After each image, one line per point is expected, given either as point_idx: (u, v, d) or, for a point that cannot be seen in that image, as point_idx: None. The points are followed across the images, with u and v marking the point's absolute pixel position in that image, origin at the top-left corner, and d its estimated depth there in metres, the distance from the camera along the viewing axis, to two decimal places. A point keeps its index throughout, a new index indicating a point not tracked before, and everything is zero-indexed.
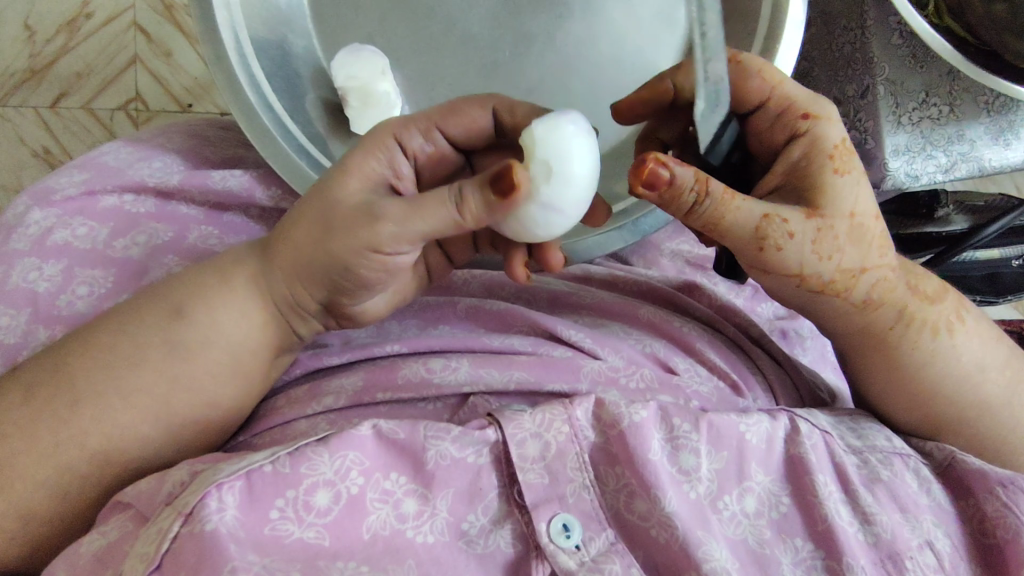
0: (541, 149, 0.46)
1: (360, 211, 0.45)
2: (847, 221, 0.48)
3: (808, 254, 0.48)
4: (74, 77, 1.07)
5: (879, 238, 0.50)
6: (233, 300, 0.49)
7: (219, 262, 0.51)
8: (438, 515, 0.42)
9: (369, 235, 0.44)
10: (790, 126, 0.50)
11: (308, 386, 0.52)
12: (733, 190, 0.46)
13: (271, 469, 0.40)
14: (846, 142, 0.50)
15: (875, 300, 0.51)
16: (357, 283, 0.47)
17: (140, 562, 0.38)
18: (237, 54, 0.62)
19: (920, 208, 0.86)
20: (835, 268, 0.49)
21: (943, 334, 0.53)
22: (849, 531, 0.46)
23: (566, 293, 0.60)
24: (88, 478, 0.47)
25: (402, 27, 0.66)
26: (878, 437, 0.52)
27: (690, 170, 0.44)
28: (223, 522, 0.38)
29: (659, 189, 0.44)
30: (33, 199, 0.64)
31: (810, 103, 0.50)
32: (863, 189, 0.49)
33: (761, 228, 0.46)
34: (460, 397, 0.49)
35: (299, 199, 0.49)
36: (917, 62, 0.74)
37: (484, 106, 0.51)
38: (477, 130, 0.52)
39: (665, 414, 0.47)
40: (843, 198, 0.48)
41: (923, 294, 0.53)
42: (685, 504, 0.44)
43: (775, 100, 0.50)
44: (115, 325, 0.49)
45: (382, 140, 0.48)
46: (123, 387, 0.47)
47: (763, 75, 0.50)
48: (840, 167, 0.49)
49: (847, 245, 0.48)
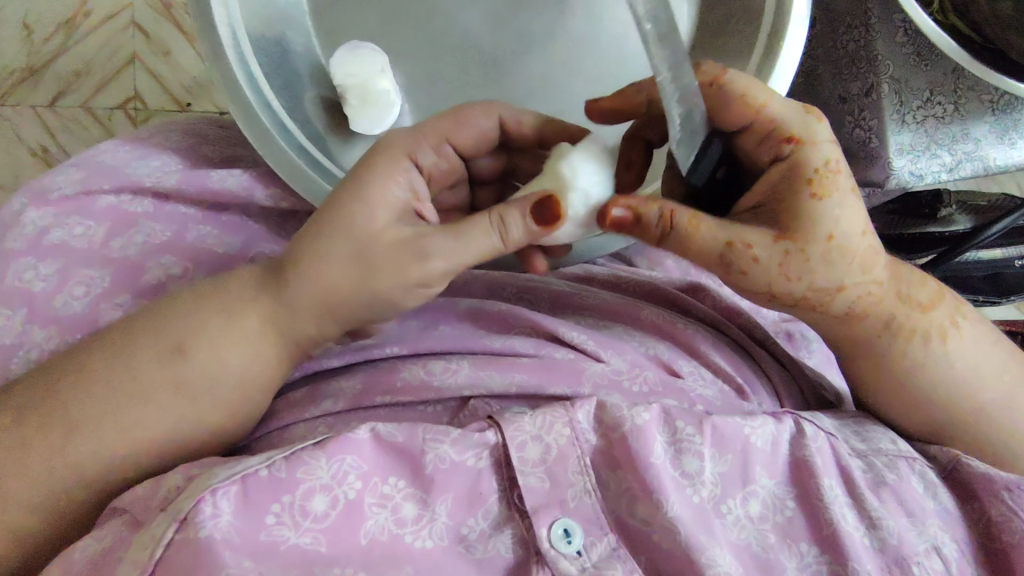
0: (585, 174, 0.48)
1: (400, 248, 0.46)
2: (823, 245, 0.46)
3: (775, 276, 0.47)
4: (73, 76, 1.06)
5: (861, 258, 0.48)
6: (241, 337, 0.48)
7: (221, 290, 0.49)
8: (437, 520, 0.41)
9: (414, 271, 0.46)
10: (775, 149, 0.47)
11: (306, 389, 0.51)
12: (698, 216, 0.46)
13: (267, 474, 0.40)
14: (835, 161, 0.47)
15: (857, 312, 0.51)
16: (389, 312, 0.49)
17: (134, 569, 0.37)
18: (234, 50, 0.61)
19: (923, 208, 0.86)
20: (808, 289, 0.48)
21: (936, 340, 0.52)
22: (854, 536, 0.45)
23: (568, 293, 0.59)
24: (83, 500, 0.46)
25: (402, 24, 0.65)
26: (884, 440, 0.52)
27: (654, 208, 0.46)
28: (218, 529, 0.38)
29: (625, 228, 0.47)
30: (29, 198, 0.64)
31: (799, 123, 0.47)
32: (848, 210, 0.47)
33: (725, 254, 0.47)
34: (460, 400, 0.49)
35: (310, 219, 0.48)
36: (921, 60, 0.74)
37: (491, 116, 0.53)
38: (486, 139, 0.54)
39: (668, 416, 0.46)
40: (821, 222, 0.46)
41: (916, 303, 0.52)
42: (688, 508, 0.43)
43: (760, 122, 0.47)
44: (112, 353, 0.47)
45: (399, 163, 0.48)
46: (122, 418, 0.46)
47: (746, 99, 0.46)
48: (821, 189, 0.46)
49: (820, 268, 0.47)
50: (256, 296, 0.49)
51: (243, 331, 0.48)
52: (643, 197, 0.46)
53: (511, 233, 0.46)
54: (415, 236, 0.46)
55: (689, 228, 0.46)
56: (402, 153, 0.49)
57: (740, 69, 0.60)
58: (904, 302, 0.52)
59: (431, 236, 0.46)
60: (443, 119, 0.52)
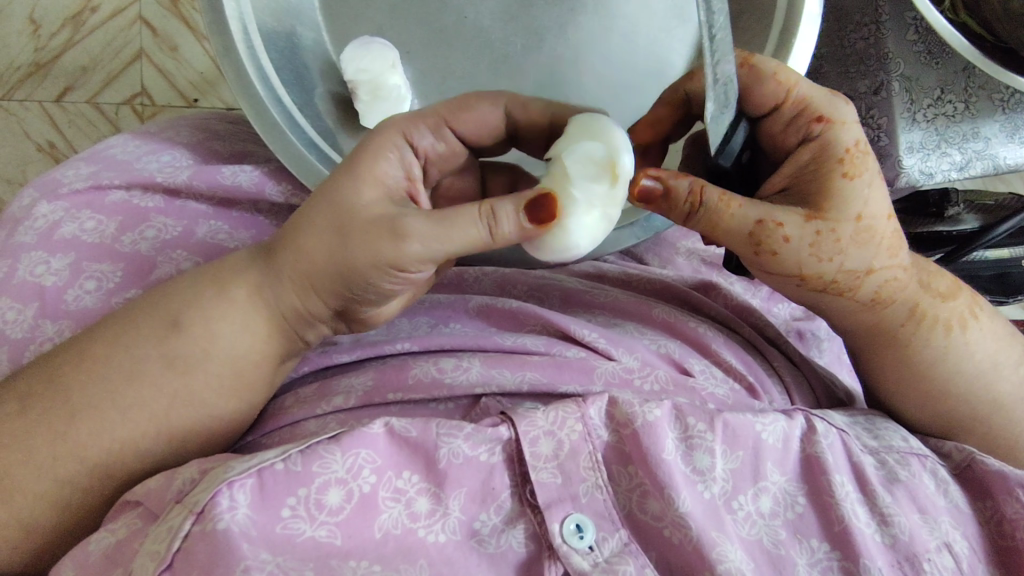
0: (630, 160, 0.48)
1: (377, 226, 0.43)
2: (852, 224, 0.47)
3: (806, 257, 0.47)
4: (80, 72, 1.06)
5: (888, 241, 0.49)
6: (231, 311, 0.49)
7: (218, 272, 0.50)
8: (450, 514, 0.42)
9: (388, 250, 0.43)
10: (804, 129, 0.48)
11: (317, 385, 0.51)
12: (729, 195, 0.46)
13: (282, 467, 0.40)
14: (861, 142, 0.48)
15: (884, 298, 0.51)
16: (371, 295, 0.47)
17: (150, 562, 0.38)
18: (244, 46, 0.61)
19: (930, 208, 0.85)
20: (838, 269, 0.48)
21: (957, 331, 0.53)
22: (866, 532, 0.45)
23: (579, 291, 0.59)
24: (90, 489, 0.46)
25: (413, 20, 0.65)
26: (895, 438, 0.52)
27: (685, 180, 0.47)
28: (235, 521, 0.38)
29: (656, 202, 0.48)
30: (39, 192, 0.64)
31: (828, 104, 0.48)
32: (876, 190, 0.48)
33: (756, 233, 0.47)
34: (472, 398, 0.49)
35: (305, 204, 0.47)
36: (932, 58, 0.74)
37: (497, 102, 0.50)
38: (493, 125, 0.51)
39: (680, 413, 0.46)
40: (852, 201, 0.47)
41: (935, 291, 0.53)
42: (699, 504, 0.44)
43: (790, 103, 0.48)
44: (114, 336, 0.48)
45: (393, 140, 0.47)
46: (123, 401, 0.46)
47: (778, 79, 0.48)
48: (853, 169, 0.47)
49: (851, 248, 0.48)
50: (248, 272, 0.49)
51: (238, 309, 0.49)
52: (673, 171, 0.47)
53: (499, 228, 0.43)
54: (395, 213, 0.44)
55: (721, 206, 0.46)
56: (395, 132, 0.47)
57: None
58: (926, 291, 0.52)
59: (412, 216, 0.43)
60: (443, 103, 0.50)
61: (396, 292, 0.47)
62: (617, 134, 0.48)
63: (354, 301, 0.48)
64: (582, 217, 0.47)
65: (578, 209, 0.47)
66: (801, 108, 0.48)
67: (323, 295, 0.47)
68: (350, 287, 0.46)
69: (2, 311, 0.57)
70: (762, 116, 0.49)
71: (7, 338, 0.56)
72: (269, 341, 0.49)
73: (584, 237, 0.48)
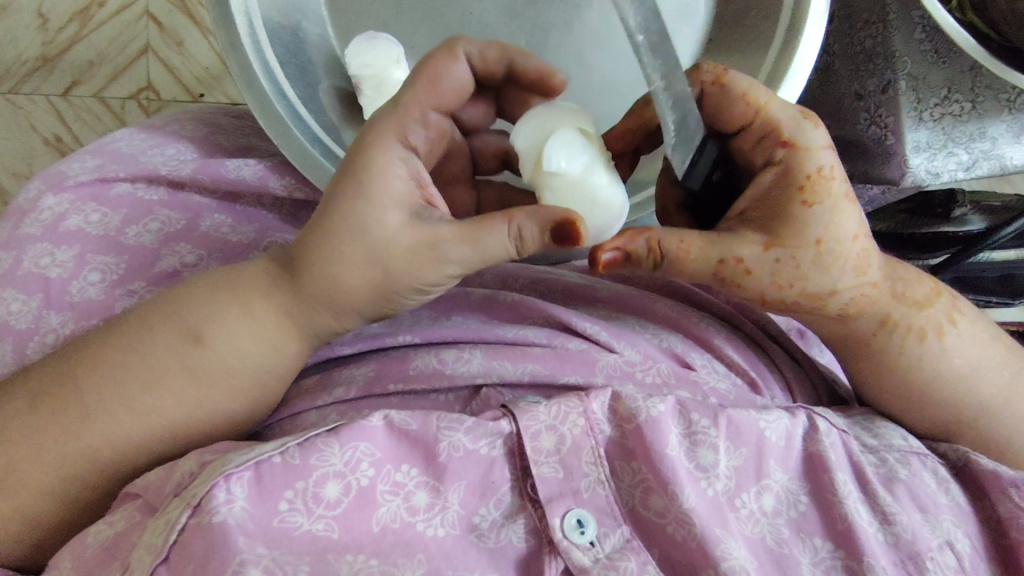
0: (583, 116, 0.48)
1: (417, 253, 0.44)
2: (812, 250, 0.47)
3: (767, 286, 0.47)
4: (86, 66, 1.06)
5: (854, 261, 0.49)
6: (240, 313, 0.48)
7: (234, 276, 0.49)
8: (449, 508, 0.41)
9: (430, 274, 0.45)
10: (768, 152, 0.48)
11: (321, 377, 0.52)
12: (686, 240, 0.46)
13: (281, 460, 0.40)
14: (828, 166, 0.47)
15: (852, 312, 0.51)
16: (386, 310, 0.48)
17: (148, 554, 0.37)
18: (250, 40, 0.61)
19: (937, 209, 0.85)
20: (799, 294, 0.48)
21: (932, 338, 0.53)
22: (869, 532, 0.45)
23: (580, 285, 0.59)
24: (97, 486, 0.46)
25: (418, 15, 0.65)
26: (894, 436, 0.51)
27: (642, 239, 0.45)
28: (232, 514, 0.38)
29: (617, 267, 0.46)
30: (45, 184, 0.64)
31: (795, 127, 0.48)
32: (839, 215, 0.47)
33: (718, 271, 0.47)
34: (473, 389, 0.49)
35: (313, 216, 0.46)
36: (939, 57, 0.73)
37: (458, 57, 0.49)
38: (462, 82, 0.50)
39: (684, 408, 0.46)
40: (810, 227, 0.47)
41: (911, 301, 0.52)
42: (702, 501, 0.43)
43: (757, 124, 0.48)
44: (128, 340, 0.48)
45: (394, 147, 0.46)
46: (138, 406, 0.46)
47: (746, 99, 0.48)
48: (812, 195, 0.47)
49: (811, 273, 0.48)
50: (258, 273, 0.49)
51: (262, 320, 0.48)
52: (628, 234, 0.45)
53: (530, 245, 0.44)
54: (430, 237, 0.44)
55: (680, 253, 0.46)
56: (394, 139, 0.46)
57: (757, 64, 0.60)
58: (899, 300, 0.52)
59: (444, 233, 0.44)
60: (420, 87, 0.48)
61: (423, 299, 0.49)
62: (556, 111, 0.48)
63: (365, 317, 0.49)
64: (603, 180, 0.48)
65: (596, 179, 0.47)
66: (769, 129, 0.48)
67: (352, 312, 0.48)
68: (386, 304, 0.47)
69: (6, 301, 0.57)
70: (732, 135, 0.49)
71: (11, 329, 0.56)
72: (291, 348, 0.49)
73: (615, 191, 0.48)
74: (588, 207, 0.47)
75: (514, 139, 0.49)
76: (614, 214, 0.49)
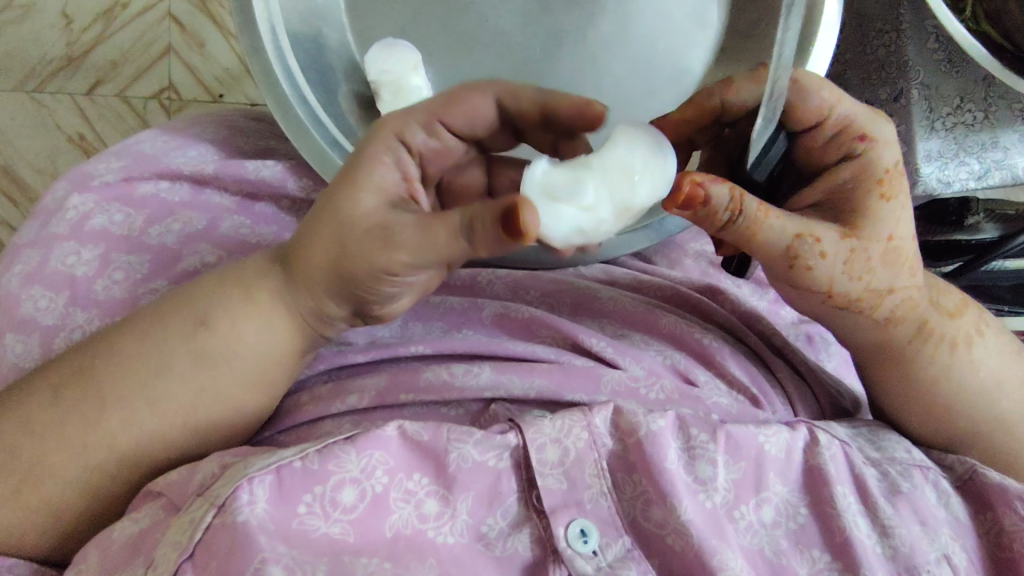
0: (553, 185, 0.45)
1: (373, 235, 0.44)
2: (884, 244, 0.48)
3: (838, 274, 0.48)
4: (110, 65, 1.08)
5: (911, 262, 0.50)
6: (254, 307, 0.50)
7: (236, 273, 0.51)
8: (458, 517, 0.43)
9: (382, 259, 0.44)
10: (844, 147, 0.50)
11: (333, 384, 0.53)
12: (767, 206, 0.45)
13: (300, 465, 0.42)
14: (898, 163, 0.50)
15: (897, 318, 0.52)
16: (369, 300, 0.48)
17: (173, 551, 0.39)
18: (273, 45, 0.63)
19: (949, 216, 0.77)
20: (864, 289, 0.49)
21: (963, 348, 0.54)
22: (867, 545, 0.46)
23: (591, 296, 0.60)
24: (117, 476, 0.49)
25: (435, 21, 0.66)
26: (897, 449, 0.52)
27: (727, 188, 0.44)
28: (254, 515, 0.40)
29: (693, 209, 0.44)
30: (70, 184, 0.65)
31: (870, 123, 0.50)
32: (906, 213, 0.49)
33: (793, 248, 0.47)
34: (482, 404, 0.51)
35: (313, 205, 0.49)
36: (952, 67, 0.75)
37: (485, 93, 0.52)
38: (485, 116, 0.52)
39: (683, 423, 0.47)
40: (883, 222, 0.49)
41: (944, 309, 0.54)
42: (700, 513, 0.45)
43: (833, 120, 0.50)
44: (142, 332, 0.50)
45: (386, 140, 0.47)
46: (156, 396, 0.49)
47: (823, 95, 0.49)
48: (889, 190, 0.49)
49: (879, 268, 0.49)
50: (266, 272, 0.51)
51: (264, 308, 0.50)
52: (712, 174, 0.44)
53: (481, 236, 0.41)
54: (388, 224, 0.44)
55: (759, 217, 0.45)
56: (389, 132, 0.48)
57: None
58: (935, 308, 0.53)
59: (404, 222, 0.44)
60: (434, 99, 0.50)
61: (402, 294, 0.48)
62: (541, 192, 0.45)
63: (362, 303, 0.48)
64: (625, 159, 0.47)
65: (605, 157, 0.47)
66: (842, 126, 0.50)
67: (340, 300, 0.49)
68: (355, 294, 0.47)
69: (35, 299, 0.59)
70: (802, 132, 0.50)
71: (38, 325, 0.58)
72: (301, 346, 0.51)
73: (638, 149, 0.47)
74: (633, 165, 0.47)
75: (554, 240, 0.45)
76: (646, 140, 0.48)
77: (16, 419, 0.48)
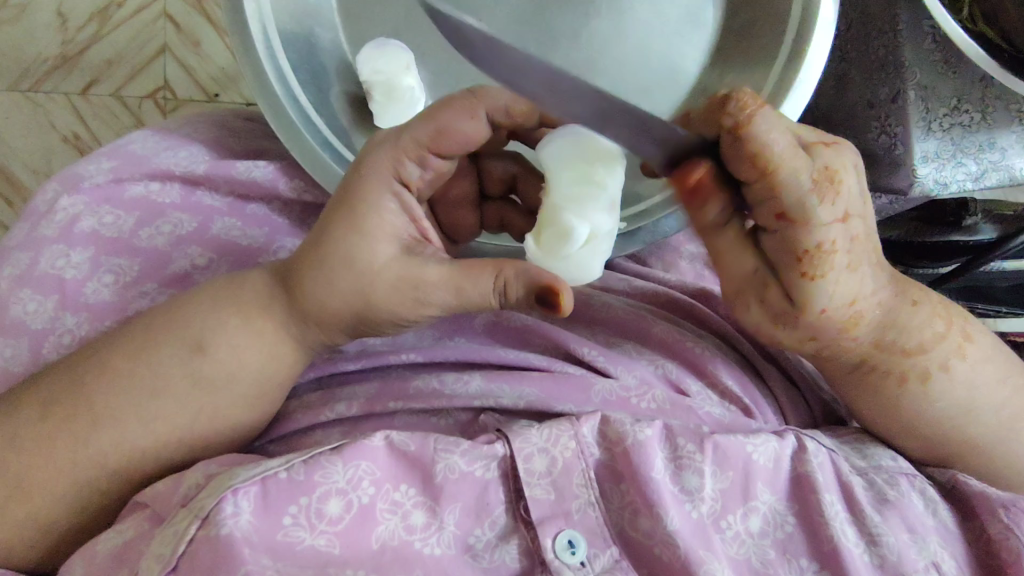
0: (570, 252, 0.46)
1: (399, 289, 0.46)
2: (812, 316, 0.47)
3: (763, 325, 0.48)
4: (105, 64, 1.08)
5: (846, 322, 0.48)
6: (250, 332, 0.50)
7: (234, 288, 0.51)
8: (445, 528, 0.43)
9: (407, 311, 0.47)
10: (766, 216, 0.43)
11: (321, 394, 0.53)
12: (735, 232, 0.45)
13: (286, 476, 0.42)
14: (835, 241, 0.44)
15: (828, 356, 0.51)
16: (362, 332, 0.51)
17: (156, 562, 0.39)
18: (263, 43, 0.62)
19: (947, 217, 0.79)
20: (786, 342, 0.49)
21: (915, 382, 0.52)
22: (854, 552, 0.46)
23: (586, 303, 0.60)
24: (109, 492, 0.49)
25: (426, 21, 0.65)
26: (884, 458, 0.52)
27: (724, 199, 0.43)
28: (238, 527, 0.39)
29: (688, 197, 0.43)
30: (61, 185, 0.65)
31: (803, 199, 0.42)
32: (840, 285, 0.46)
33: (744, 279, 0.47)
34: (471, 414, 0.50)
35: (314, 235, 0.49)
36: (949, 68, 0.72)
37: (475, 117, 0.47)
38: (477, 139, 0.48)
39: (670, 433, 0.48)
40: (805, 298, 0.46)
41: (900, 348, 0.51)
42: (687, 522, 0.44)
43: (762, 187, 0.42)
44: (134, 351, 0.49)
45: (388, 184, 0.47)
46: (148, 417, 0.48)
47: (755, 161, 0.40)
48: (813, 270, 0.44)
49: (799, 330, 0.48)
50: (263, 294, 0.50)
51: (260, 333, 0.50)
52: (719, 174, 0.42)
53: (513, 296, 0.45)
54: (412, 277, 0.46)
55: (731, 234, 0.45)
56: (389, 176, 0.48)
57: (761, 78, 0.59)
58: (884, 349, 0.51)
59: (430, 272, 0.46)
60: (424, 127, 0.47)
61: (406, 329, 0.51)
62: (571, 267, 0.46)
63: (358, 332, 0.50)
64: (587, 181, 0.45)
65: (567, 195, 0.45)
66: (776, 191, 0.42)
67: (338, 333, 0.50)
68: (358, 329, 0.50)
69: (24, 302, 0.59)
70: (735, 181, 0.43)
71: (29, 329, 0.58)
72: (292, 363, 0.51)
73: (583, 164, 0.45)
74: (585, 172, 0.45)
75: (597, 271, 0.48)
76: (579, 149, 0.45)
77: (10, 433, 0.48)
